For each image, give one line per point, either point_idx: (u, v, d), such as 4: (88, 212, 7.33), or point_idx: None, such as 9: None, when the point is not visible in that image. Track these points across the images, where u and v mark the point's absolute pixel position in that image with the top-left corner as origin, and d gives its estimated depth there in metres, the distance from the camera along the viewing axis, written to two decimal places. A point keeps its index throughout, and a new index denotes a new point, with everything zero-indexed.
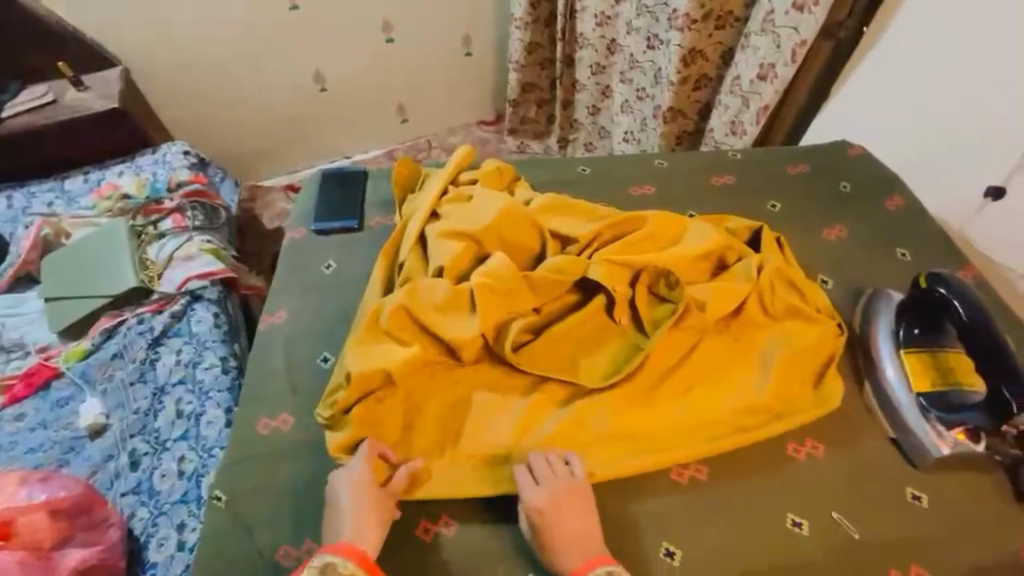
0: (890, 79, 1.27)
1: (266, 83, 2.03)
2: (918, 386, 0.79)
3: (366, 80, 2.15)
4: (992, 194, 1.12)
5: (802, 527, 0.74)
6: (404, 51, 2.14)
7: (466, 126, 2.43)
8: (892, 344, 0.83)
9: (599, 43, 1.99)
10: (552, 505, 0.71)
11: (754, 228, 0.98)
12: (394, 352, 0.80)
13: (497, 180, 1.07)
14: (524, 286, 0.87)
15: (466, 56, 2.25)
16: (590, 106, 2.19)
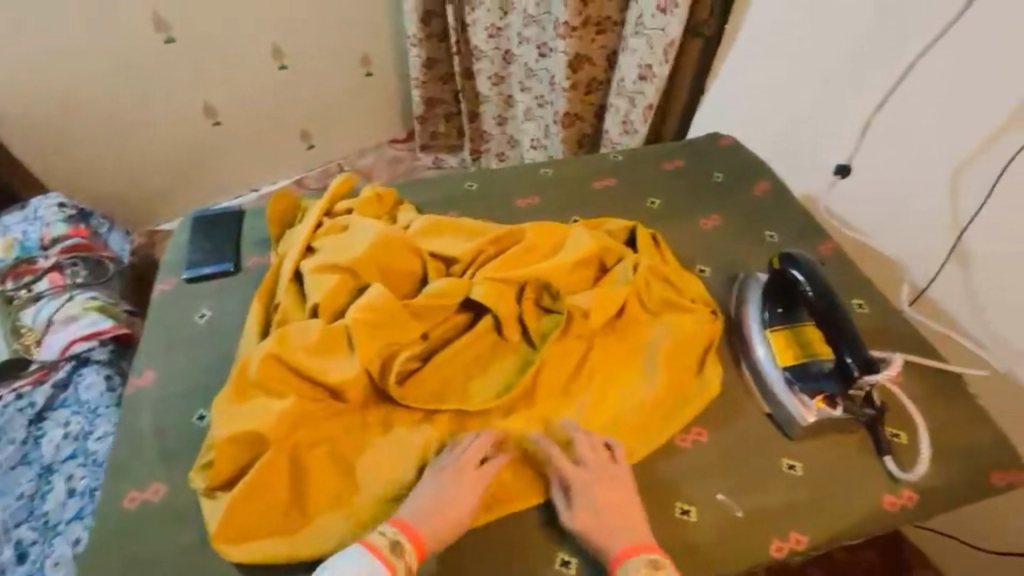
0: (748, 73, 1.36)
1: (149, 121, 1.90)
2: (781, 361, 0.84)
3: (261, 110, 2.05)
4: (840, 171, 1.22)
5: (689, 514, 0.76)
6: (300, 76, 2.05)
7: (376, 146, 2.33)
8: (759, 324, 0.88)
9: (494, 55, 1.99)
10: (607, 484, 0.75)
11: (630, 227, 1.01)
12: (268, 406, 0.76)
13: (376, 206, 1.06)
14: (405, 313, 0.85)
15: (368, 76, 2.17)
16: (496, 116, 2.15)
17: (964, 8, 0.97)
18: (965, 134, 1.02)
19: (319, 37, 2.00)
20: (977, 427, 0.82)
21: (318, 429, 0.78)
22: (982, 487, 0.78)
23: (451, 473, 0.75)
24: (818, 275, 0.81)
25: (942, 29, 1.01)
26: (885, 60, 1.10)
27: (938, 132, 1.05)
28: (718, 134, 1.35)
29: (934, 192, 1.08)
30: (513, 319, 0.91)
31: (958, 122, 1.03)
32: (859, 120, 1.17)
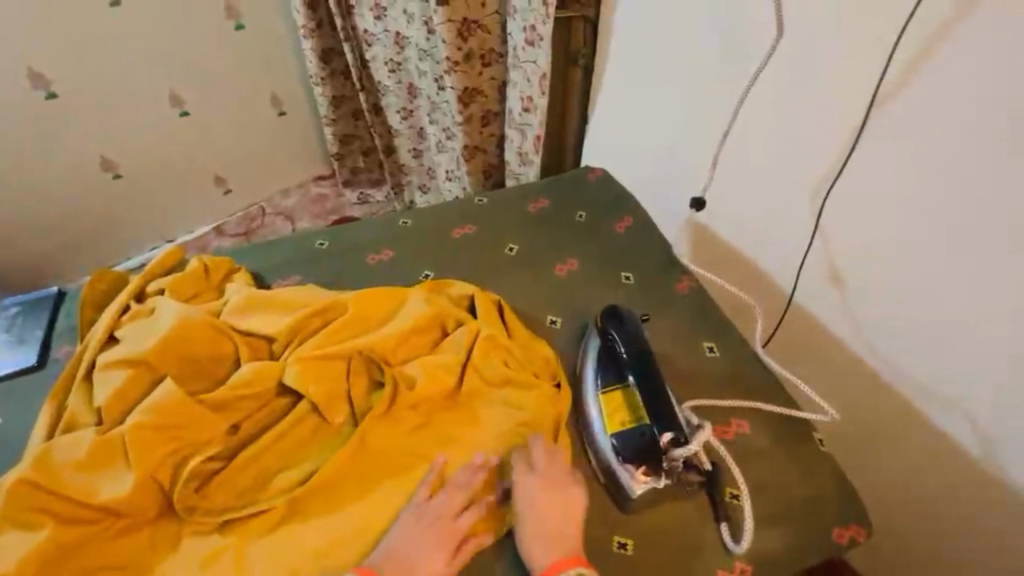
0: (616, 103, 1.32)
1: (35, 181, 1.73)
2: (610, 427, 0.78)
3: (164, 159, 1.89)
4: (697, 205, 1.19)
5: (626, 547, 0.73)
6: (203, 122, 1.90)
7: (301, 185, 2.16)
8: (594, 385, 0.83)
9: (398, 88, 1.83)
10: (541, 490, 0.74)
11: (471, 292, 0.94)
12: (20, 540, 0.67)
13: (203, 281, 0.98)
14: (202, 408, 0.78)
15: (281, 116, 2.03)
16: (411, 148, 1.99)
17: (777, 39, 0.96)
18: (804, 164, 1.01)
19: (217, 84, 1.86)
20: (814, 475, 0.79)
21: (88, 557, 0.69)
22: (818, 543, 0.75)
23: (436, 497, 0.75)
24: (639, 330, 0.84)
25: (763, 59, 0.99)
26: (717, 94, 1.09)
27: (798, 157, 1.01)
28: (588, 168, 1.30)
29: (797, 214, 1.05)
30: (339, 401, 0.83)
31: (790, 152, 1.02)
32: (710, 152, 1.15)
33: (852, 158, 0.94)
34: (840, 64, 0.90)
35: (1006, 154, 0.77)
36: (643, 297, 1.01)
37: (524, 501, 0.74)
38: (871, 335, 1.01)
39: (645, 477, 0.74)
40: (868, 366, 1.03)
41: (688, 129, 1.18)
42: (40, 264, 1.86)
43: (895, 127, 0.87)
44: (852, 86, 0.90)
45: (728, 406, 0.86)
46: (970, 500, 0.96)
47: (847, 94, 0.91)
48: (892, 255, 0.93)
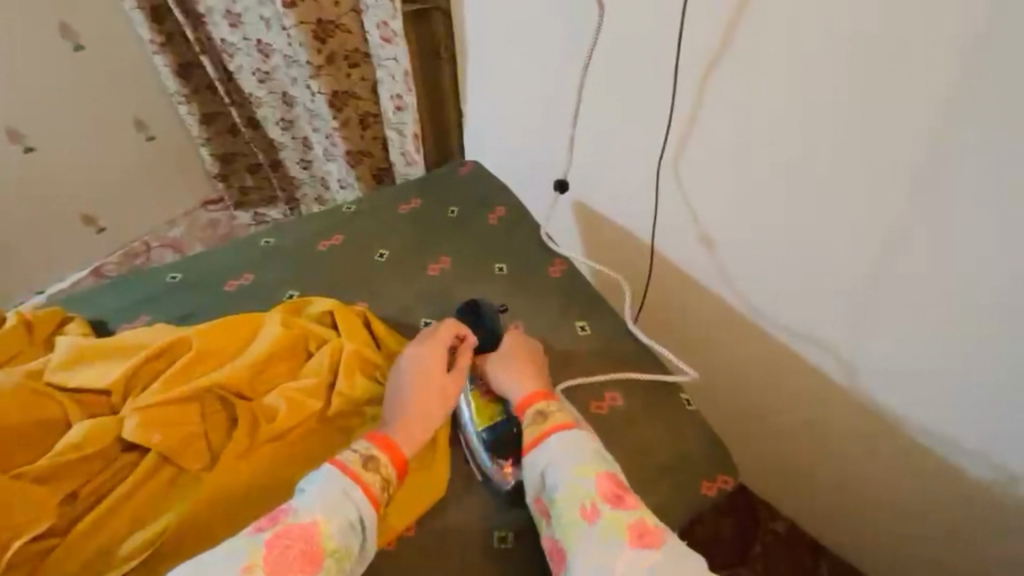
0: (486, 92, 1.30)
1: None
2: (481, 423, 0.79)
3: (11, 206, 1.68)
4: (559, 187, 1.22)
5: (507, 539, 0.76)
6: (51, 159, 1.70)
7: (188, 213, 1.98)
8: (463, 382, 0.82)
9: (273, 99, 1.72)
10: (520, 339, 0.84)
11: (330, 309, 0.89)
12: None
13: (27, 339, 0.87)
14: (21, 483, 0.69)
15: (150, 140, 1.85)
16: (299, 160, 1.86)
17: (600, 19, 0.99)
18: (651, 132, 1.02)
19: (58, 114, 1.67)
20: (683, 434, 0.83)
21: None
22: (691, 496, 0.79)
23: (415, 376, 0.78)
24: (496, 327, 0.88)
25: (591, 39, 1.02)
26: (562, 77, 1.10)
27: (649, 129, 1.02)
28: (459, 162, 1.28)
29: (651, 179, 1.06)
30: (193, 444, 0.76)
31: (638, 125, 1.03)
32: (564, 134, 1.17)
33: (689, 125, 0.96)
34: (661, 35, 0.92)
35: (817, 107, 0.81)
36: (517, 285, 1.01)
37: (507, 355, 0.81)
38: (746, 291, 1.04)
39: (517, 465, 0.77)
40: (740, 316, 1.08)
41: (546, 111, 1.18)
42: None
43: (724, 94, 0.89)
44: (669, 54, 0.93)
45: (600, 380, 0.88)
46: (844, 426, 1.04)
47: (665, 64, 0.94)
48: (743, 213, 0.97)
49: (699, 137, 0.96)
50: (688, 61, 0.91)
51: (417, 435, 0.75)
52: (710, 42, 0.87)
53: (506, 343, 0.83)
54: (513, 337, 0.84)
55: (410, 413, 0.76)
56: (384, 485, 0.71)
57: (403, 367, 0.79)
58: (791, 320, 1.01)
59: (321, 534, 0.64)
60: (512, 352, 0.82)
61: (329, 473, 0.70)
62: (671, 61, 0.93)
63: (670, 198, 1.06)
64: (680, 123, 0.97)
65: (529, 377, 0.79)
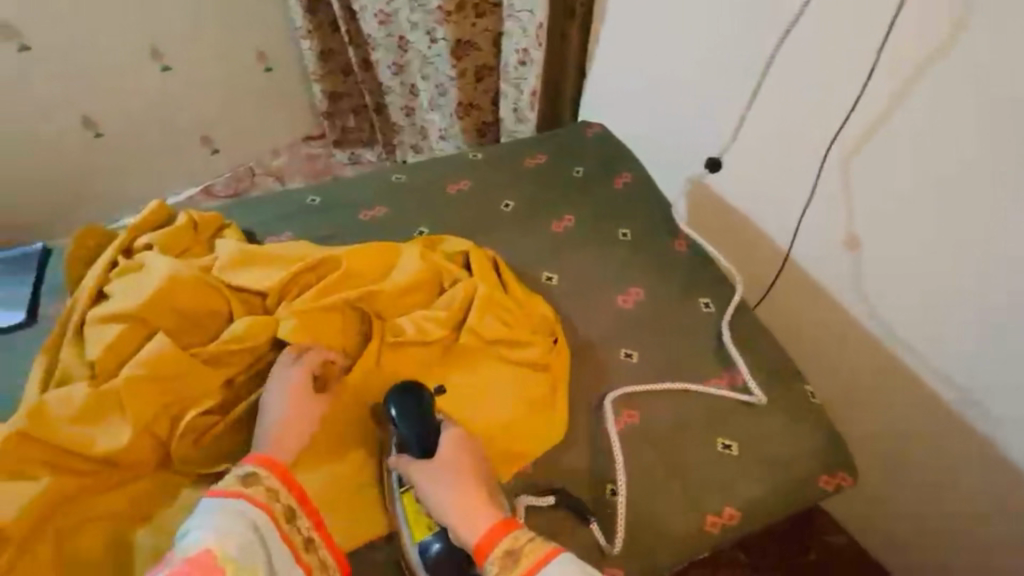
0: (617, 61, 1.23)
1: (20, 140, 1.71)
2: (417, 534, 0.72)
3: (147, 118, 1.84)
4: (711, 166, 1.13)
5: (620, 493, 0.77)
6: (184, 78, 1.83)
7: (290, 144, 2.04)
8: (393, 485, 0.74)
9: (389, 43, 1.75)
10: (450, 451, 0.72)
11: (466, 251, 0.93)
12: (19, 490, 0.66)
13: (191, 236, 0.96)
14: (197, 362, 0.77)
15: (267, 72, 1.95)
16: (403, 106, 1.88)
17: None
18: (813, 126, 0.96)
19: (199, 41, 1.81)
20: (800, 430, 0.80)
21: (91, 505, 0.69)
22: (802, 492, 0.77)
23: (285, 390, 0.76)
24: (428, 406, 0.74)
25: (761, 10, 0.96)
26: (711, 48, 1.06)
27: (808, 116, 0.96)
28: (587, 122, 1.27)
29: (803, 176, 1.01)
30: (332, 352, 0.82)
31: (792, 109, 0.98)
32: (699, 109, 1.12)
33: (861, 129, 0.91)
34: (851, 22, 0.87)
35: None
36: (639, 253, 1.00)
37: (446, 463, 0.70)
38: (876, 303, 0.99)
39: (630, 418, 0.82)
40: (859, 322, 1.02)
41: (682, 81, 1.13)
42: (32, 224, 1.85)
43: (920, 90, 0.83)
44: (863, 44, 0.87)
45: (724, 359, 0.87)
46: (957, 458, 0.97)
47: (851, 58, 0.89)
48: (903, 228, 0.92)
49: (874, 143, 0.90)
50: (887, 58, 0.85)
51: (291, 445, 0.73)
52: (921, 33, 0.81)
53: (441, 451, 0.71)
54: (448, 437, 0.73)
55: (278, 433, 0.73)
56: (263, 501, 0.67)
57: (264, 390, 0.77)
58: (926, 335, 0.94)
59: (218, 558, 0.61)
60: (449, 456, 0.71)
61: (214, 506, 0.66)
62: (864, 57, 0.87)
63: (823, 196, 0.99)
64: (850, 127, 0.92)
65: (479, 496, 0.68)
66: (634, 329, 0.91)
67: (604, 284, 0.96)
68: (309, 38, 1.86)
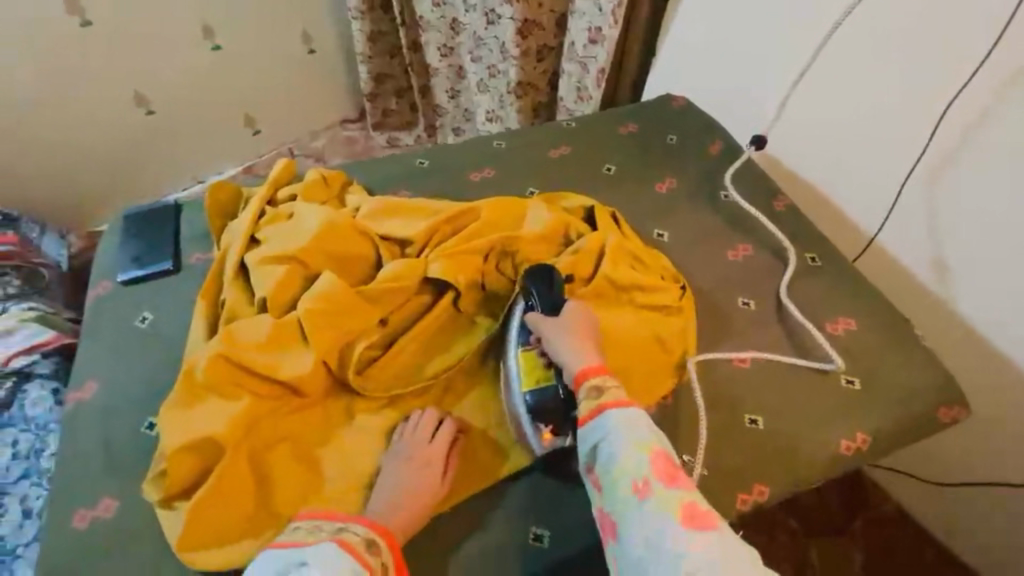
0: (697, 41, 1.27)
1: (79, 117, 1.74)
2: (526, 382, 0.78)
3: (200, 96, 1.88)
4: (756, 143, 1.17)
5: (757, 423, 0.82)
6: (236, 58, 1.88)
7: (330, 128, 2.15)
8: (515, 342, 0.82)
9: (440, 24, 1.80)
10: (573, 307, 0.81)
11: (586, 207, 0.99)
12: (222, 408, 0.72)
13: (323, 190, 1.00)
14: (362, 298, 0.82)
15: (310, 54, 2.00)
16: (448, 89, 1.96)
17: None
18: (914, 109, 0.99)
19: (252, 22, 1.85)
20: (914, 368, 0.87)
21: (282, 424, 0.75)
22: (922, 423, 0.83)
23: (415, 453, 0.74)
24: (558, 292, 0.82)
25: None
26: (803, 33, 1.09)
27: (902, 95, 1.00)
28: (669, 96, 1.31)
29: (897, 159, 1.03)
30: (474, 292, 0.88)
31: (889, 91, 1.01)
32: (781, 90, 1.15)
33: (965, 118, 0.95)
34: (962, 13, 0.91)
35: None
36: (739, 213, 1.06)
37: (569, 320, 0.79)
38: (955, 283, 1.03)
39: (755, 357, 0.88)
40: (936, 290, 1.06)
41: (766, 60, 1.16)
42: (87, 202, 1.87)
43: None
44: (975, 36, 0.90)
45: (835, 306, 0.93)
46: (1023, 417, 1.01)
47: (955, 43, 0.93)
48: (994, 213, 0.95)
49: (979, 125, 0.93)
50: (1000, 55, 0.89)
51: (405, 511, 0.70)
52: None
53: (567, 309, 0.80)
54: (574, 303, 0.81)
55: (397, 494, 0.71)
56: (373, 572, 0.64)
57: (394, 439, 0.76)
58: (1010, 306, 0.98)
59: None
60: (573, 317, 0.79)
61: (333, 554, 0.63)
62: (979, 49, 0.91)
63: (917, 178, 1.02)
64: (955, 113, 0.95)
65: (590, 345, 0.77)
66: (747, 280, 0.97)
67: (712, 241, 1.02)
68: (361, 20, 1.89)
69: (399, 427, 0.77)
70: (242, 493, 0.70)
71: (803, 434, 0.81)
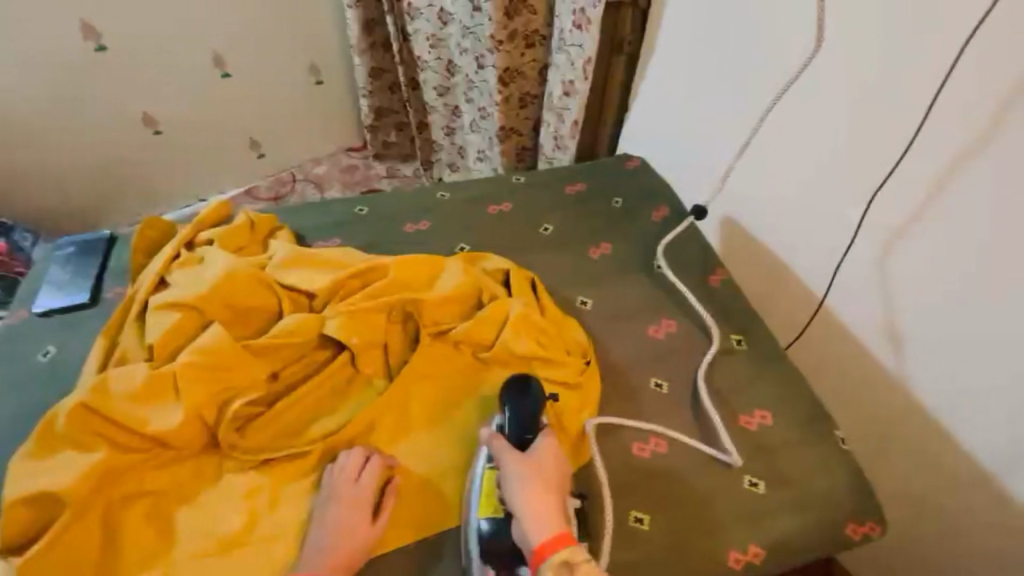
0: (662, 96, 1.27)
1: (85, 133, 1.82)
2: (485, 513, 0.72)
3: (203, 120, 1.94)
4: (698, 214, 1.07)
5: (643, 521, 0.76)
6: (242, 86, 1.95)
7: (331, 155, 2.18)
8: (483, 460, 0.76)
9: (437, 65, 1.82)
10: (546, 451, 0.74)
11: (506, 269, 0.96)
12: (77, 459, 0.70)
13: (249, 235, 1.00)
14: (247, 352, 0.81)
15: (318, 84, 2.06)
16: (444, 127, 1.97)
17: (814, 49, 0.94)
18: (854, 182, 0.95)
19: (259, 53, 1.92)
20: (829, 474, 0.80)
21: (141, 480, 0.73)
22: (832, 534, 0.76)
23: (341, 493, 0.73)
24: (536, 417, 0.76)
25: (799, 67, 0.98)
26: (750, 99, 1.07)
27: (845, 165, 0.96)
28: (627, 156, 1.30)
29: (840, 231, 0.99)
30: (370, 352, 0.86)
31: (829, 164, 0.98)
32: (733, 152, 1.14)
33: (900, 199, 0.90)
34: (898, 88, 0.86)
35: None
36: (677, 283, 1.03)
37: (540, 461, 0.73)
38: (913, 371, 0.95)
39: (657, 447, 0.82)
40: (887, 377, 0.99)
41: (720, 122, 1.15)
42: (86, 213, 1.94)
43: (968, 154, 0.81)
44: (902, 116, 0.87)
45: (759, 395, 0.88)
46: (974, 523, 0.93)
47: (891, 113, 0.88)
48: (947, 299, 0.88)
49: (920, 199, 0.88)
50: (932, 128, 0.84)
51: (336, 558, 0.69)
52: (982, 98, 0.78)
53: (540, 447, 0.74)
54: (548, 440, 0.75)
55: (325, 539, 0.70)
56: None
57: (322, 478, 0.76)
58: (971, 409, 0.89)
59: None
60: (547, 459, 0.73)
61: None
62: (904, 131, 0.87)
63: (866, 252, 0.97)
64: (893, 184, 0.90)
65: (555, 499, 0.70)
66: (667, 358, 0.92)
67: (641, 312, 0.98)
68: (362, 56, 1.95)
69: (326, 469, 0.76)
70: (82, 552, 0.67)
71: (693, 538, 0.75)
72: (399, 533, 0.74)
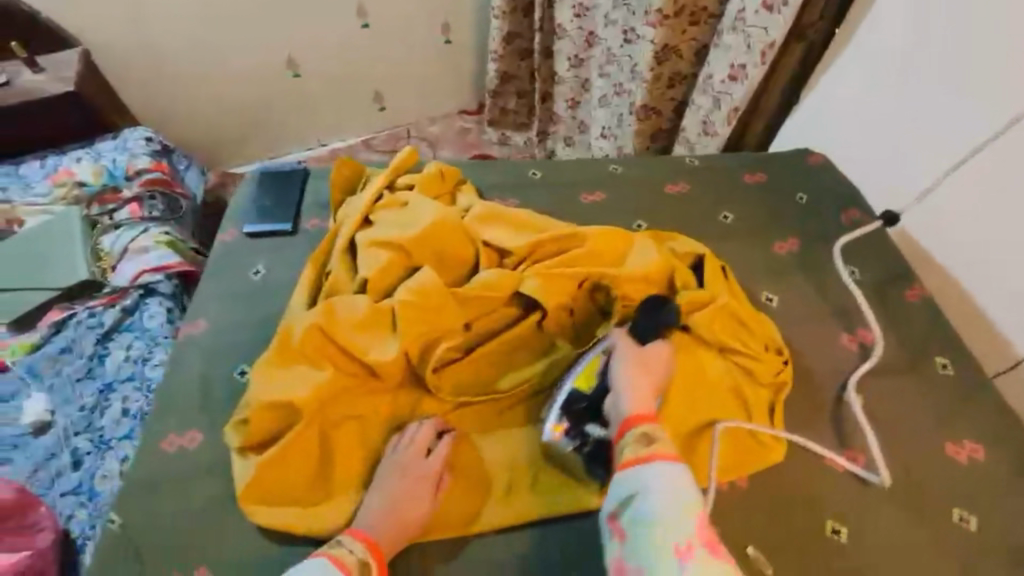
0: (859, 89, 1.13)
1: (233, 69, 1.91)
2: (582, 386, 0.78)
3: (341, 69, 2.00)
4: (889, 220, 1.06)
5: (841, 534, 0.73)
6: (381, 39, 1.98)
7: (446, 117, 2.20)
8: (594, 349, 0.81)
9: (577, 35, 1.74)
10: (662, 350, 0.80)
11: (699, 254, 0.94)
12: (309, 375, 0.76)
13: (440, 185, 1.03)
14: (453, 300, 0.83)
15: (446, 44, 2.06)
16: (569, 99, 1.88)
17: None
18: None
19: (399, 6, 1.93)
20: None
21: (356, 404, 0.78)
22: None
23: (407, 461, 0.73)
24: (661, 324, 0.82)
25: None
26: (988, 108, 0.93)
27: None
28: (808, 150, 1.22)
29: None
30: (562, 318, 0.87)
31: None
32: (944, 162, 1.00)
33: None
34: None
35: None
36: (871, 293, 0.97)
37: (649, 358, 0.78)
38: None
39: (854, 459, 0.79)
40: None
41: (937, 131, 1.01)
42: (227, 144, 2.07)
43: None
44: None
45: (967, 428, 0.82)
46: None
47: None
48: None
49: None
50: None
51: (392, 524, 0.69)
52: None
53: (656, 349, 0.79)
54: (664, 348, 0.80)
55: (385, 506, 0.70)
56: None
57: (388, 446, 0.76)
58: None
59: None
60: (660, 359, 0.79)
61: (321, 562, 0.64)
62: None
63: None
64: None
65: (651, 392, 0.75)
66: (862, 371, 0.87)
67: (829, 319, 0.93)
68: (501, 19, 1.88)
69: (400, 434, 0.76)
70: (304, 461, 0.74)
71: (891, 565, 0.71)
72: (457, 509, 0.74)
